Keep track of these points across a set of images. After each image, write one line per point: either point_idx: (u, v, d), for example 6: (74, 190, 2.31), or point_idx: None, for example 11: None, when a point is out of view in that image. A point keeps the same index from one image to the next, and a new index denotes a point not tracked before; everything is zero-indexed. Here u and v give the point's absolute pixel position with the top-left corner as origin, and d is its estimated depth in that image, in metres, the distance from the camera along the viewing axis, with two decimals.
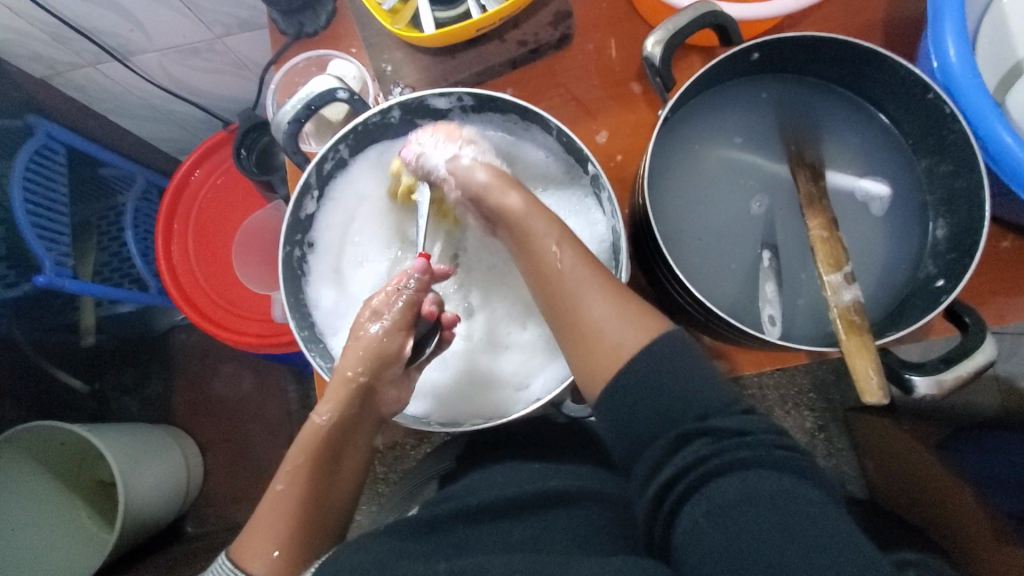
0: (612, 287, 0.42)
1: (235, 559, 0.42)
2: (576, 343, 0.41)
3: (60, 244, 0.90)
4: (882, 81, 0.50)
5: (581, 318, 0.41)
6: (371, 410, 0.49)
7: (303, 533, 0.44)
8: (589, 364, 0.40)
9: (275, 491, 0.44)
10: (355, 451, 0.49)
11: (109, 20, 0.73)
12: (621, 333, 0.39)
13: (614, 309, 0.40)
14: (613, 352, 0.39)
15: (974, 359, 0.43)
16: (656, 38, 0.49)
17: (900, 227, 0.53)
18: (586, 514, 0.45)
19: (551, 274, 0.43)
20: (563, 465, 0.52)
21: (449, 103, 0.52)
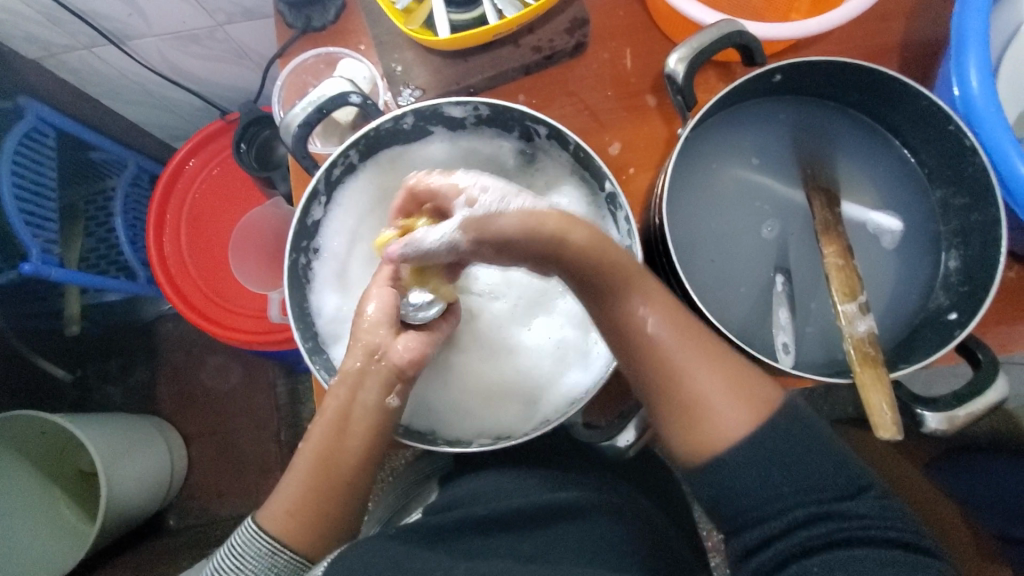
0: (719, 359, 0.40)
1: (258, 520, 0.45)
2: (681, 417, 0.40)
3: (47, 231, 0.87)
4: (903, 109, 0.50)
5: (685, 392, 0.40)
6: (381, 368, 0.48)
7: (314, 505, 0.45)
8: (689, 434, 0.40)
9: (297, 453, 0.47)
10: (363, 424, 0.46)
11: (106, 3, 0.70)
12: (734, 416, 0.39)
13: (718, 379, 0.40)
14: (722, 433, 0.38)
15: (987, 396, 0.43)
16: (680, 56, 0.48)
17: (911, 255, 0.53)
18: (603, 527, 0.44)
19: (647, 344, 0.40)
20: (577, 475, 0.50)
21: (465, 112, 0.51)
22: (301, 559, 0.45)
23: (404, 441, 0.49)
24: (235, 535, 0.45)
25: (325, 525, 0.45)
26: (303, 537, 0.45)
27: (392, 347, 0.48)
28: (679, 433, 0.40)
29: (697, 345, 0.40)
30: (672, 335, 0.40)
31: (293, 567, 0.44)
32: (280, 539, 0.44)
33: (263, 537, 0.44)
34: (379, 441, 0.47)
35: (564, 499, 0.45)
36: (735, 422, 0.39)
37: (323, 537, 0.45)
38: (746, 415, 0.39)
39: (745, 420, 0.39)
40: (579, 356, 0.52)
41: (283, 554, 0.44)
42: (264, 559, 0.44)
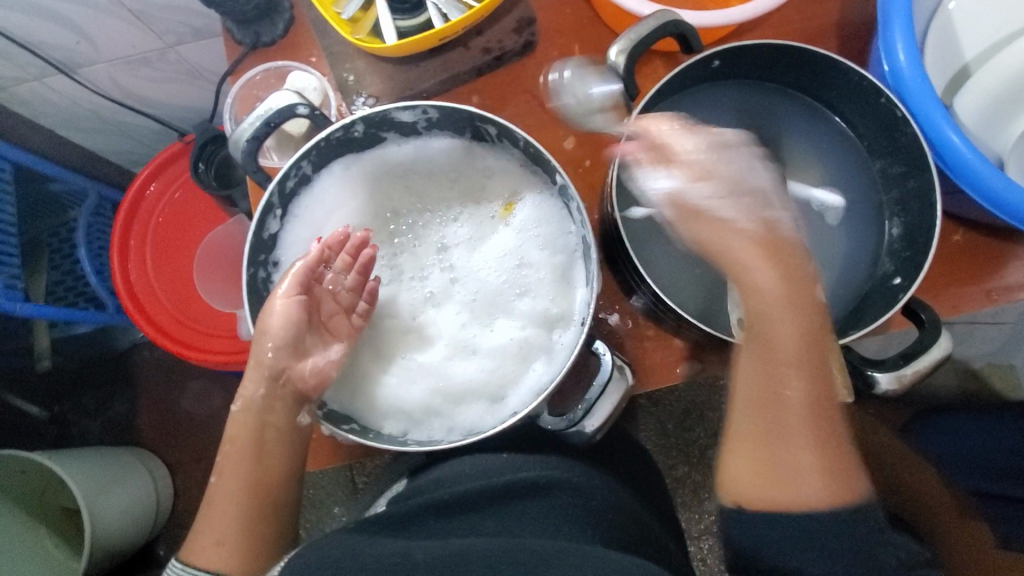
0: (824, 435, 0.42)
1: (183, 557, 0.44)
2: (762, 476, 0.42)
3: (10, 266, 0.86)
4: (837, 86, 0.52)
5: (780, 465, 0.42)
6: (286, 391, 0.50)
7: (240, 529, 0.45)
8: (763, 493, 0.42)
9: (213, 486, 0.47)
10: (278, 446, 0.49)
11: (51, 33, 0.70)
12: (813, 488, 0.41)
13: (812, 452, 0.41)
14: (794, 504, 0.41)
15: (930, 354, 0.45)
16: (619, 48, 0.49)
17: (859, 226, 0.55)
18: (557, 501, 0.47)
19: (773, 402, 0.42)
20: (540, 455, 0.52)
21: (414, 116, 0.51)
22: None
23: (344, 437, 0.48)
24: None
25: (257, 545, 0.46)
26: (234, 564, 0.44)
27: (298, 369, 0.50)
28: (746, 482, 0.43)
29: (816, 428, 0.42)
30: (807, 405, 0.42)
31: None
32: (213, 568, 0.44)
33: (192, 570, 0.43)
34: (297, 455, 0.49)
35: (526, 478, 0.48)
36: (812, 495, 0.40)
37: (257, 555, 0.45)
38: (825, 493, 0.40)
39: (826, 493, 0.40)
40: (542, 351, 0.53)
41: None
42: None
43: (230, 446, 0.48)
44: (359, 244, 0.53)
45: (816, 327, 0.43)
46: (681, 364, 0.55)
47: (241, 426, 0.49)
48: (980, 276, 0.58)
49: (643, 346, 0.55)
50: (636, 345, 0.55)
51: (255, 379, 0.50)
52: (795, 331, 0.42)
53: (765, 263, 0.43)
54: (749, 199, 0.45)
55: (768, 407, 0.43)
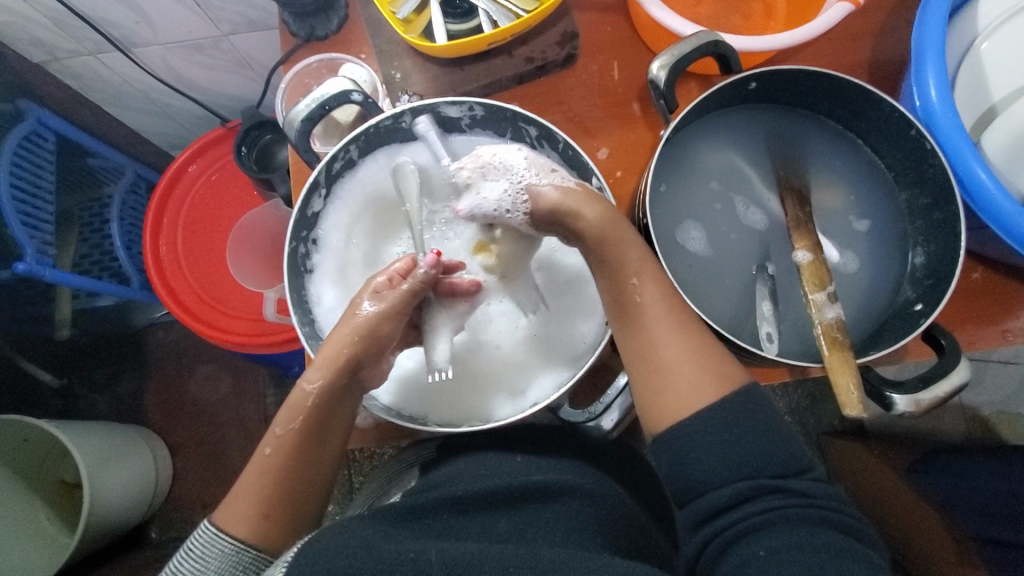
0: (697, 342, 0.44)
1: (219, 523, 0.45)
2: (653, 382, 0.43)
3: (44, 232, 0.88)
4: (868, 115, 0.54)
5: (659, 362, 0.43)
6: (354, 387, 0.49)
7: (276, 507, 0.46)
8: (658, 404, 0.43)
9: (262, 458, 0.47)
10: (337, 432, 0.49)
11: (115, 11, 0.73)
12: (700, 386, 0.42)
13: (686, 358, 0.43)
14: (685, 404, 0.42)
15: (949, 380, 0.46)
16: (661, 63, 0.51)
17: (882, 254, 0.56)
18: (567, 506, 0.48)
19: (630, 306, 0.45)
20: (550, 459, 0.54)
21: (460, 112, 0.54)
22: (264, 556, 0.46)
23: (377, 415, 0.51)
24: (192, 539, 0.46)
25: (287, 525, 0.47)
26: (269, 538, 0.46)
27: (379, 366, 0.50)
28: (659, 407, 0.43)
29: (681, 331, 0.44)
30: (666, 328, 0.44)
31: (257, 564, 0.45)
32: (247, 540, 0.45)
33: (228, 538, 0.45)
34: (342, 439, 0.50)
35: (538, 480, 0.49)
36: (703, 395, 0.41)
37: (285, 534, 0.47)
38: (713, 389, 0.42)
39: (710, 388, 0.42)
40: (566, 346, 0.55)
41: (247, 552, 0.45)
42: (229, 558, 0.45)
43: (289, 419, 0.47)
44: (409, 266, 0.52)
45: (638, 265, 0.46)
46: None
47: (314, 404, 0.47)
48: (997, 316, 0.59)
49: None
50: None
51: (343, 341, 0.48)
52: (622, 259, 0.46)
53: (592, 203, 0.47)
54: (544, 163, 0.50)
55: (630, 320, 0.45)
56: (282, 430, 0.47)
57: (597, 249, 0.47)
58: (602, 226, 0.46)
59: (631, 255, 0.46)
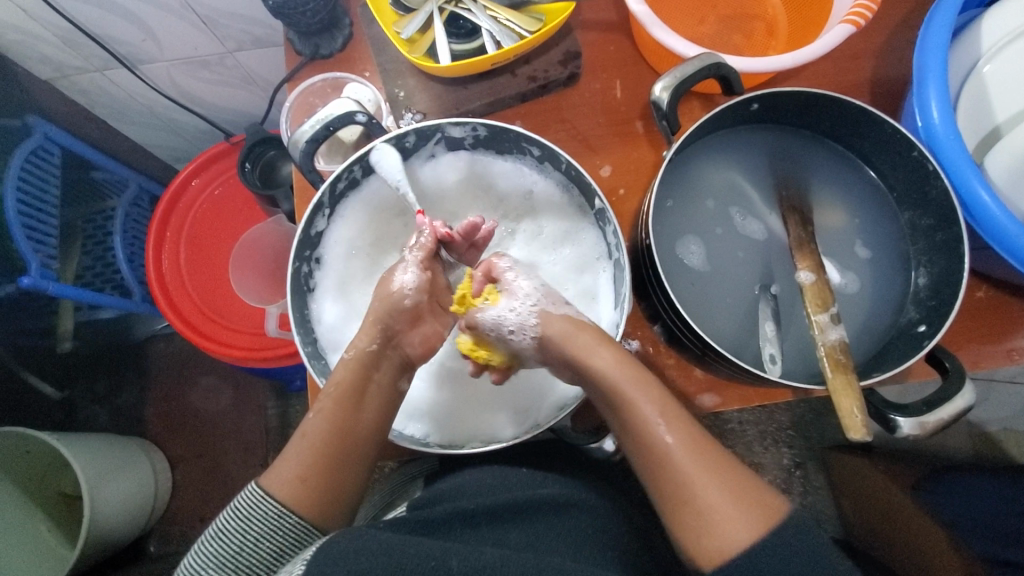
0: (730, 477, 0.39)
1: (265, 486, 0.45)
2: (689, 519, 0.38)
3: (48, 246, 0.88)
4: (870, 136, 0.54)
5: (693, 496, 0.39)
6: (394, 355, 0.52)
7: (325, 473, 0.46)
8: (698, 540, 0.38)
9: (307, 421, 0.48)
10: (378, 401, 0.49)
11: (122, 29, 0.74)
12: (739, 520, 0.37)
13: (722, 489, 0.38)
14: (723, 543, 0.36)
15: (953, 403, 0.45)
16: (664, 84, 0.51)
17: (885, 274, 0.56)
18: (581, 523, 0.47)
19: (653, 444, 0.41)
20: (555, 474, 0.53)
21: (464, 133, 0.54)
22: (307, 525, 0.44)
23: (397, 443, 0.50)
24: (239, 499, 0.45)
25: (331, 493, 0.46)
26: (308, 506, 0.45)
27: (407, 339, 0.53)
28: (700, 544, 0.37)
29: (710, 466, 0.40)
30: (697, 460, 0.40)
31: (298, 533, 0.44)
32: (289, 504, 0.44)
33: (273, 501, 0.44)
34: (379, 433, 0.48)
35: (546, 494, 0.48)
36: (740, 527, 0.37)
37: (328, 505, 0.46)
38: (755, 525, 0.36)
39: (747, 523, 0.37)
40: None
41: (289, 518, 0.44)
42: (270, 521, 0.44)
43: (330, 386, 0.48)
44: (472, 228, 0.55)
45: (650, 398, 0.43)
46: (702, 395, 0.57)
47: (350, 372, 0.49)
48: (1002, 335, 0.59)
49: (662, 373, 0.57)
50: (657, 372, 0.57)
51: (368, 334, 0.51)
52: (629, 399, 0.43)
53: (601, 346, 0.47)
54: (556, 295, 0.53)
55: (647, 452, 0.42)
56: (325, 394, 0.48)
57: (607, 390, 0.45)
58: (616, 367, 0.45)
59: (632, 390, 0.44)
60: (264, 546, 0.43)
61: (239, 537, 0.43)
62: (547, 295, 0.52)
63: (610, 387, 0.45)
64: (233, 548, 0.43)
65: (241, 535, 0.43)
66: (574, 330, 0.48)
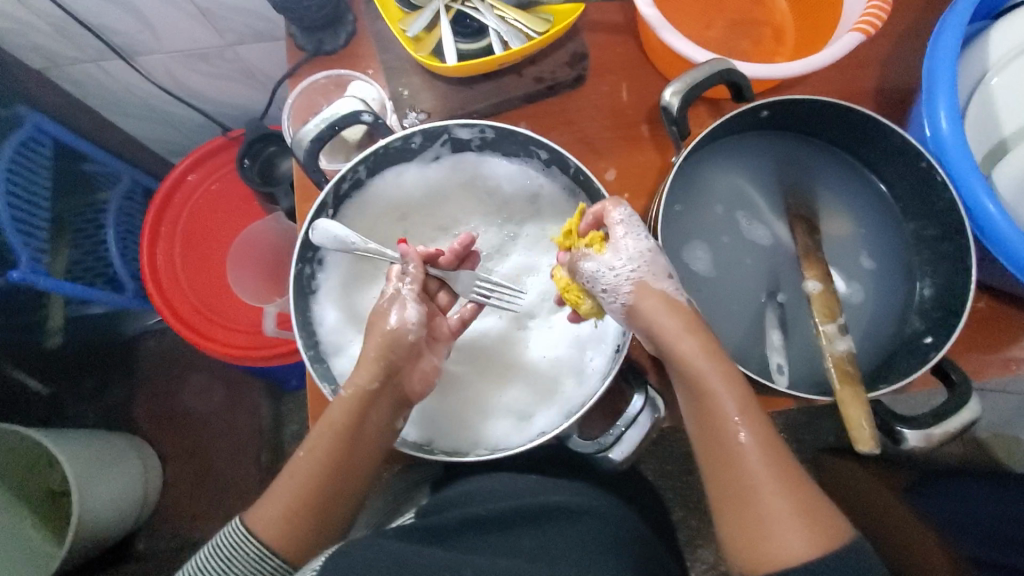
0: (800, 493, 0.40)
1: (248, 524, 0.45)
2: (749, 529, 0.40)
3: (38, 239, 0.86)
4: (879, 146, 0.54)
5: (757, 508, 0.40)
6: (392, 390, 0.49)
7: (310, 515, 0.46)
8: (755, 553, 0.39)
9: (296, 459, 0.47)
10: (369, 445, 0.48)
11: (118, 19, 0.72)
12: (800, 543, 0.38)
13: (789, 509, 0.39)
14: (783, 562, 0.38)
15: (960, 415, 0.46)
16: (675, 90, 0.51)
17: (889, 285, 0.56)
18: (593, 527, 0.46)
19: (730, 450, 0.42)
20: (563, 480, 0.52)
21: (471, 134, 0.53)
22: (288, 567, 0.45)
23: (403, 451, 0.50)
24: (224, 533, 0.46)
25: (315, 535, 0.46)
26: (291, 547, 0.45)
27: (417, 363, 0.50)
28: (755, 556, 0.39)
29: (779, 482, 0.40)
30: (768, 473, 0.41)
31: (280, 573, 0.45)
32: (272, 546, 0.45)
33: (255, 543, 0.44)
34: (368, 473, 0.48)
35: (556, 502, 0.47)
36: (800, 548, 0.38)
37: (310, 546, 0.46)
38: (811, 546, 0.38)
39: (810, 547, 0.38)
40: (574, 372, 0.55)
41: (271, 560, 0.44)
42: (252, 562, 0.44)
43: (321, 427, 0.47)
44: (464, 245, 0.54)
45: (733, 401, 0.43)
46: None
47: (343, 414, 0.47)
48: (1001, 345, 0.59)
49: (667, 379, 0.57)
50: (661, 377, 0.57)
51: (375, 346, 0.49)
52: (713, 396, 0.43)
53: (690, 336, 0.45)
54: (662, 266, 0.48)
55: (721, 455, 0.42)
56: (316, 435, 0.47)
57: (689, 384, 0.44)
58: (701, 358, 0.44)
59: (717, 387, 0.43)
60: None
61: (222, 574, 0.44)
62: (651, 269, 0.48)
63: (694, 381, 0.44)
64: None
65: (222, 573, 0.44)
66: (654, 305, 0.46)
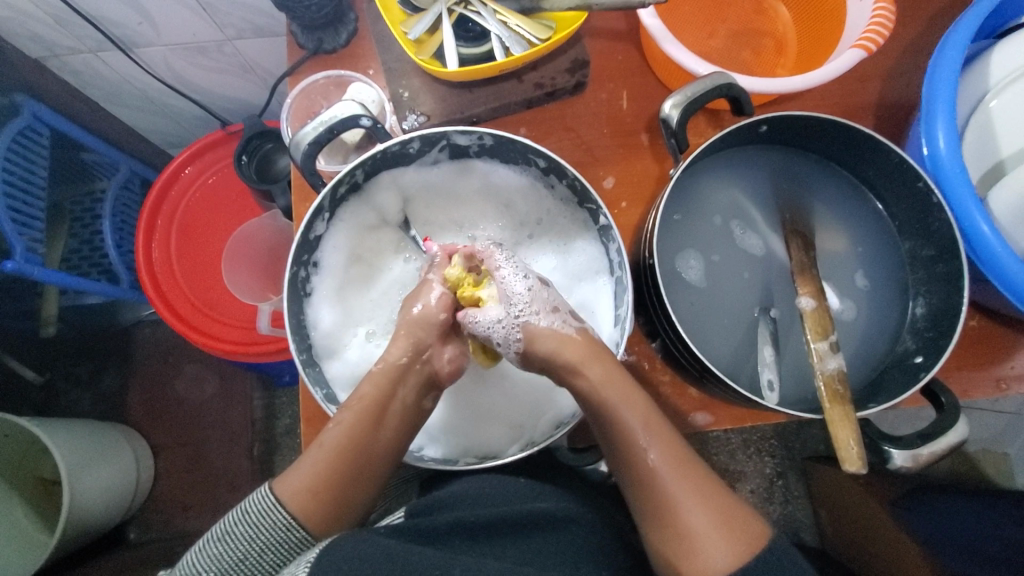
0: (703, 493, 0.42)
1: (277, 493, 0.45)
2: (677, 547, 0.40)
3: (33, 229, 0.86)
4: (877, 165, 0.54)
5: (682, 530, 0.40)
6: (422, 369, 0.51)
7: (336, 487, 0.46)
8: (685, 566, 0.40)
9: (327, 431, 0.47)
10: (399, 419, 0.49)
11: (118, 11, 0.71)
12: (721, 549, 0.39)
13: (711, 523, 0.40)
14: (709, 569, 0.39)
15: (948, 436, 0.46)
16: (674, 102, 0.51)
17: (883, 302, 0.56)
18: (581, 538, 0.46)
19: (643, 471, 0.43)
20: (551, 488, 0.52)
21: (470, 141, 0.53)
22: (311, 538, 0.45)
23: (405, 461, 0.50)
24: (249, 503, 0.45)
25: (340, 509, 0.46)
26: (316, 518, 0.45)
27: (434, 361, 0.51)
28: (688, 571, 0.40)
29: (695, 493, 0.42)
30: (685, 492, 0.42)
31: (302, 545, 0.44)
32: (297, 516, 0.44)
33: (283, 511, 0.44)
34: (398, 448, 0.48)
35: (541, 508, 0.47)
36: (723, 558, 0.39)
37: (335, 519, 0.46)
38: (735, 550, 0.39)
39: (732, 553, 0.39)
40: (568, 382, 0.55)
41: (297, 530, 0.44)
42: (278, 532, 0.44)
43: (357, 401, 0.48)
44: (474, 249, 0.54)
45: (641, 424, 0.44)
46: (697, 413, 0.57)
47: (373, 391, 0.48)
48: (991, 365, 0.60)
49: (659, 390, 0.57)
50: (653, 387, 0.57)
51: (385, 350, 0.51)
52: (616, 418, 0.45)
53: (591, 362, 0.47)
54: (546, 302, 0.50)
55: (638, 484, 0.43)
56: (352, 407, 0.48)
57: (591, 409, 0.46)
58: (601, 384, 0.46)
59: (617, 406, 0.45)
60: (269, 555, 0.44)
61: (243, 544, 0.43)
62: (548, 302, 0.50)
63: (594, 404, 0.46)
64: (236, 556, 0.43)
65: (247, 541, 0.43)
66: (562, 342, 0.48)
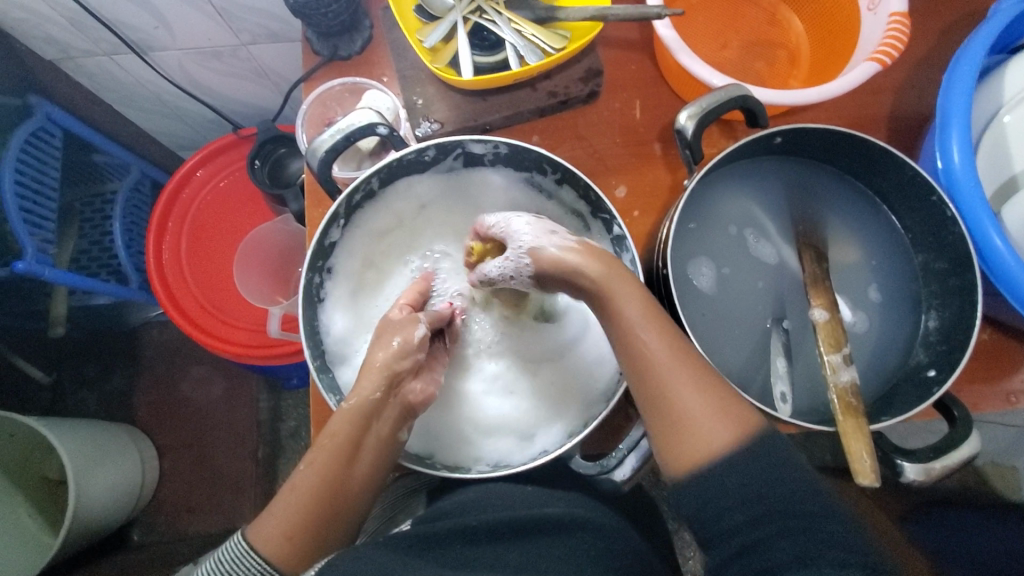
0: (702, 381, 0.41)
1: (250, 539, 0.44)
2: (670, 433, 0.40)
3: (44, 229, 0.86)
4: (892, 178, 0.54)
5: (677, 414, 0.40)
6: (394, 403, 0.49)
7: (312, 530, 0.44)
8: (678, 451, 0.40)
9: (299, 473, 0.46)
10: (374, 454, 0.47)
11: (134, 15, 0.72)
12: (718, 432, 0.39)
13: (706, 404, 0.40)
14: (705, 448, 0.39)
15: (959, 451, 0.46)
16: (690, 113, 0.51)
17: (895, 315, 0.57)
18: (588, 546, 0.46)
19: (642, 362, 0.42)
20: (561, 492, 0.52)
21: (485, 150, 0.54)
22: None
23: (406, 464, 0.50)
24: (224, 552, 0.44)
25: (318, 551, 0.45)
26: (292, 562, 0.43)
27: (411, 387, 0.50)
28: (679, 453, 0.40)
29: (693, 379, 0.41)
30: (681, 378, 0.41)
31: None
32: (272, 562, 0.43)
33: (255, 558, 0.43)
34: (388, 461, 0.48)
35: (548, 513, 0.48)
36: (719, 440, 0.39)
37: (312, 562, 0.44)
38: (731, 434, 0.39)
39: (727, 436, 0.39)
40: (576, 393, 0.55)
41: None
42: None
43: (328, 436, 0.47)
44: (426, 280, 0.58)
45: (640, 315, 0.43)
46: None
47: (343, 426, 0.47)
48: (1002, 379, 0.59)
49: None
50: None
51: (373, 381, 0.49)
52: (613, 301, 0.43)
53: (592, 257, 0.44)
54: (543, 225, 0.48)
55: (637, 374, 0.42)
56: (321, 446, 0.46)
57: (589, 291, 0.44)
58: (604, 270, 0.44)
59: (616, 285, 0.44)
60: None
61: None
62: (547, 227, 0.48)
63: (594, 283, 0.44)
64: None
65: None
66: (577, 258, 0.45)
